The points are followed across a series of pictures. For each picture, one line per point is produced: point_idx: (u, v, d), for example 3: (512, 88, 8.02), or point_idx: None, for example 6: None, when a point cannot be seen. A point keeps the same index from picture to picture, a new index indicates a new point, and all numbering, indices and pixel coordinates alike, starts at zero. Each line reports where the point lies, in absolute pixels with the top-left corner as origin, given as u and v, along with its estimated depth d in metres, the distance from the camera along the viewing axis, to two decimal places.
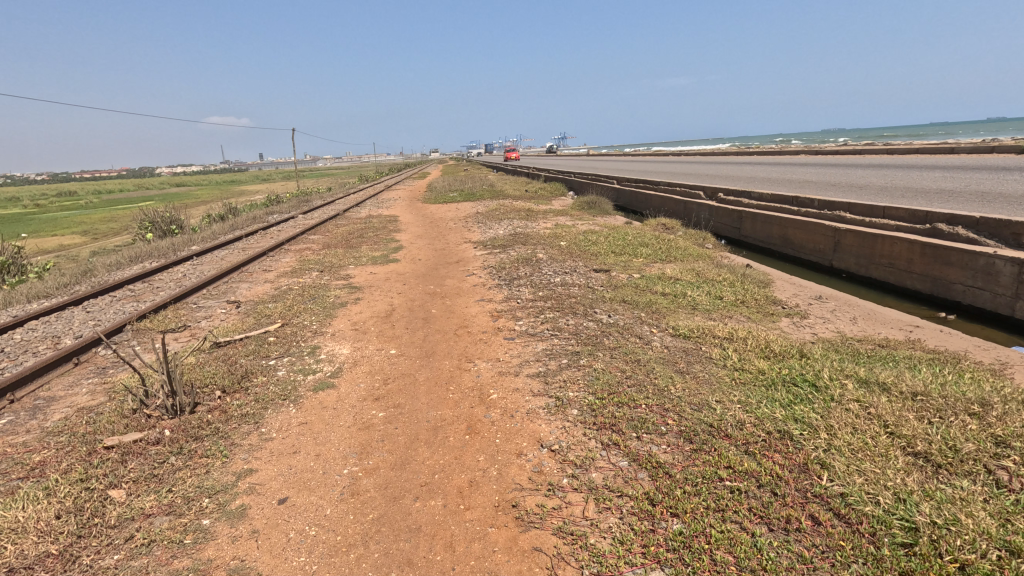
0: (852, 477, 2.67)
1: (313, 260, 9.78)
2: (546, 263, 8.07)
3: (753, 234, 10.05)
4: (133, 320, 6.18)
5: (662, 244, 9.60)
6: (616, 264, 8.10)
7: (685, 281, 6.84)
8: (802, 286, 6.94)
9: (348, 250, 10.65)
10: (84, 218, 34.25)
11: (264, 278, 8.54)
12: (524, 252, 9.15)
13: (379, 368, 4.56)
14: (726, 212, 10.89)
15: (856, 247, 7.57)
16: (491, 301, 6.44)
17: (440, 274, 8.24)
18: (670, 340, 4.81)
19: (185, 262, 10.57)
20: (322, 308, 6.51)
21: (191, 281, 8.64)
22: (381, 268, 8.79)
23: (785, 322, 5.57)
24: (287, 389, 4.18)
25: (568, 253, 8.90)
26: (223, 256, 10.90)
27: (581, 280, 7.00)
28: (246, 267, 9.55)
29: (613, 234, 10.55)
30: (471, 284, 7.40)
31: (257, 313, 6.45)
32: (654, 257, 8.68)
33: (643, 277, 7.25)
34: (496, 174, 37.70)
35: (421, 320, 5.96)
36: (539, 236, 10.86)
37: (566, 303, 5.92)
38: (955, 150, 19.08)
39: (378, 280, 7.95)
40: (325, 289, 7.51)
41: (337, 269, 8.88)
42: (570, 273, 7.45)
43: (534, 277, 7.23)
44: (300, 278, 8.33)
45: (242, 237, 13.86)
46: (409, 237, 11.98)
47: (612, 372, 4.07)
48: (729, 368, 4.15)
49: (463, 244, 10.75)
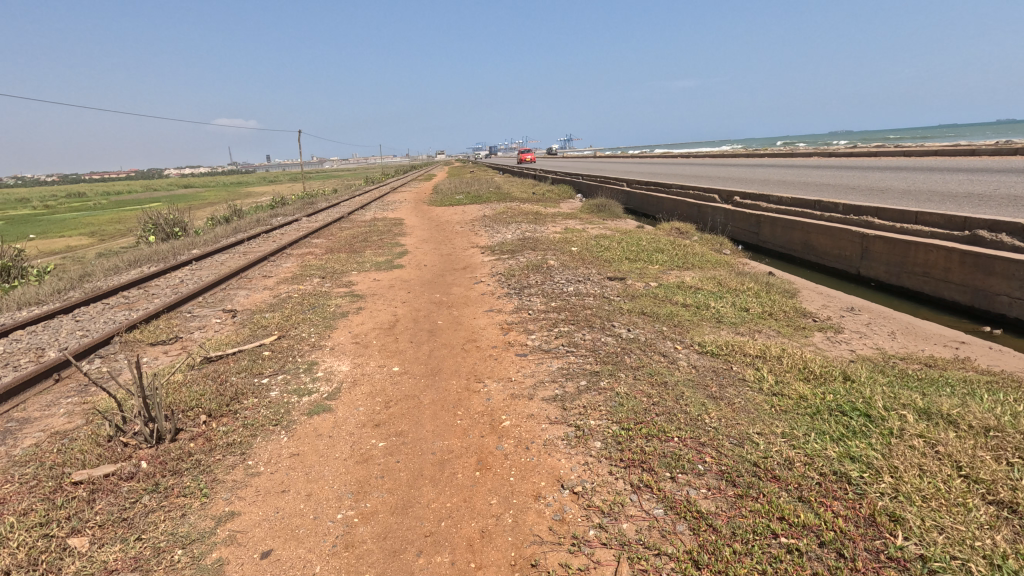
0: (932, 536, 2.27)
1: (315, 265, 9.45)
2: (558, 270, 7.70)
3: (772, 240, 9.63)
4: (122, 330, 5.85)
5: (678, 250, 9.20)
6: (631, 271, 7.71)
7: (707, 291, 6.44)
8: (831, 296, 6.53)
9: (352, 255, 10.32)
10: (89, 219, 34.16)
11: (263, 285, 8.20)
12: (534, 258, 8.77)
13: (380, 389, 4.19)
14: (743, 216, 10.47)
15: (887, 254, 7.14)
16: (501, 312, 6.06)
17: (447, 281, 7.88)
18: (697, 359, 4.41)
19: (184, 267, 10.25)
20: (322, 319, 6.15)
21: (188, 287, 8.32)
22: (385, 275, 8.43)
23: (818, 337, 5.16)
24: (279, 414, 3.81)
25: (580, 259, 8.52)
26: (224, 261, 10.58)
27: (596, 289, 6.61)
28: (246, 272, 9.23)
29: (626, 239, 10.15)
30: (480, 292, 7.04)
31: (253, 324, 6.10)
32: (671, 264, 8.28)
33: (661, 286, 6.86)
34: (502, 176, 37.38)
35: (426, 333, 5.60)
36: (549, 240, 10.49)
37: (581, 315, 5.53)
38: (976, 152, 18.57)
39: (381, 287, 7.60)
40: (326, 297, 7.17)
41: (339, 275, 8.54)
42: (584, 281, 7.07)
43: (546, 286, 6.86)
44: (301, 285, 8.00)
45: (244, 241, 13.55)
46: (415, 242, 11.62)
47: (637, 397, 3.68)
48: (767, 393, 3.75)
49: (471, 249, 10.39)
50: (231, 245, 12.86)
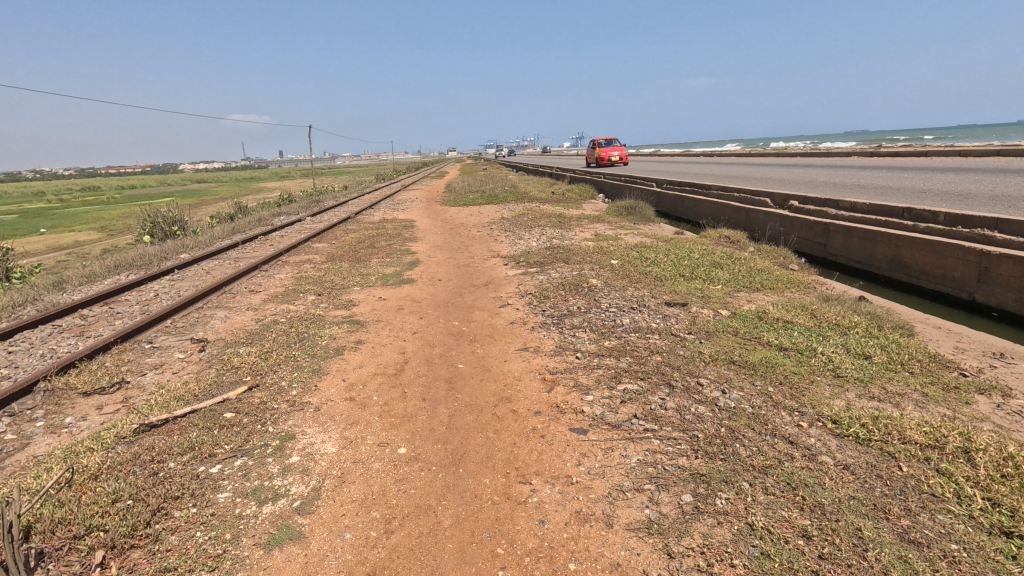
0: None
1: (312, 278, 8.13)
2: (602, 291, 6.30)
3: (847, 252, 8.19)
4: (53, 371, 4.52)
5: (739, 266, 7.76)
6: (692, 296, 6.30)
7: (803, 328, 5.01)
8: (959, 336, 5.09)
9: (355, 264, 9.03)
10: (95, 214, 33.15)
11: (247, 305, 6.87)
12: (568, 274, 7.36)
13: (378, 495, 2.83)
14: (808, 224, 9.02)
15: (1017, 278, 5.67)
16: (539, 354, 4.68)
17: (466, 303, 6.53)
18: (842, 451, 3.00)
19: (164, 276, 8.95)
20: (309, 359, 4.81)
21: (161, 305, 7.02)
22: (392, 293, 7.08)
23: (985, 403, 3.72)
24: (220, 547, 2.46)
25: (625, 276, 7.10)
26: (211, 270, 9.27)
27: (657, 321, 5.20)
28: (231, 286, 7.92)
29: (674, 251, 8.72)
30: (508, 321, 5.67)
31: (222, 365, 4.77)
32: (736, 286, 6.85)
33: (738, 319, 5.43)
34: (520, 173, 35.82)
35: (443, 384, 4.22)
36: (581, 250, 9.09)
37: (650, 366, 4.13)
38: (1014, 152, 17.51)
39: (388, 311, 6.27)
40: (319, 324, 5.83)
41: (337, 292, 7.20)
42: (639, 307, 5.67)
43: (592, 314, 5.47)
44: (291, 306, 6.69)
45: (239, 245, 12.23)
46: (427, 249, 10.31)
47: (788, 539, 2.29)
48: (994, 532, 2.33)
49: (491, 259, 9.04)
50: (222, 249, 11.52)
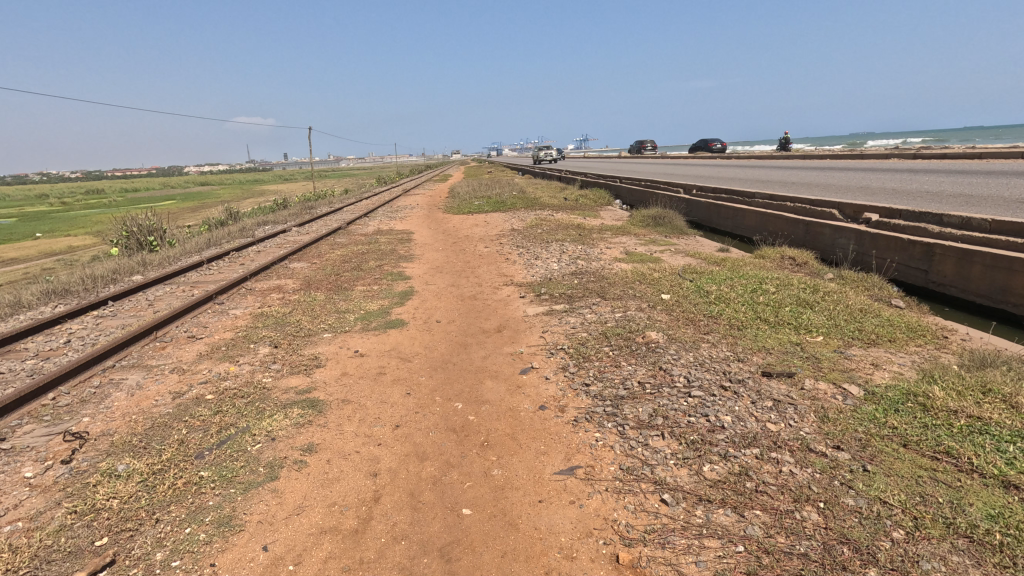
0: None
1: (274, 317, 6.30)
2: (667, 352, 4.44)
3: (963, 283, 6.32)
4: None
5: (834, 304, 5.88)
6: (794, 360, 4.43)
7: (1012, 435, 3.12)
8: None
9: (332, 296, 7.18)
10: (92, 218, 31.78)
11: (174, 364, 5.03)
12: (608, 317, 5.52)
13: None
14: (903, 245, 7.14)
15: None
16: (598, 492, 2.83)
17: (472, 365, 4.68)
18: None
19: (91, 312, 7.08)
20: (222, 490, 2.97)
21: (60, 362, 5.17)
22: (373, 345, 5.24)
23: None
24: None
25: (688, 322, 5.26)
26: (157, 302, 7.49)
27: (771, 418, 3.34)
28: (167, 330, 6.06)
29: (737, 280, 6.86)
30: (537, 407, 3.82)
31: (79, 500, 2.92)
32: (842, 339, 4.98)
33: (888, 410, 3.55)
34: (508, 175, 37.57)
35: (436, 571, 2.36)
36: (617, 277, 7.23)
37: (814, 546, 2.27)
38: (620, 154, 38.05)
39: (362, 381, 4.43)
40: (257, 404, 4.00)
41: (300, 343, 5.37)
42: (731, 386, 3.81)
43: (665, 400, 3.62)
44: (233, 367, 4.85)
45: (208, 263, 10.49)
46: (423, 272, 8.51)
47: None
48: None
49: (502, 289, 7.21)
50: (186, 268, 9.76)
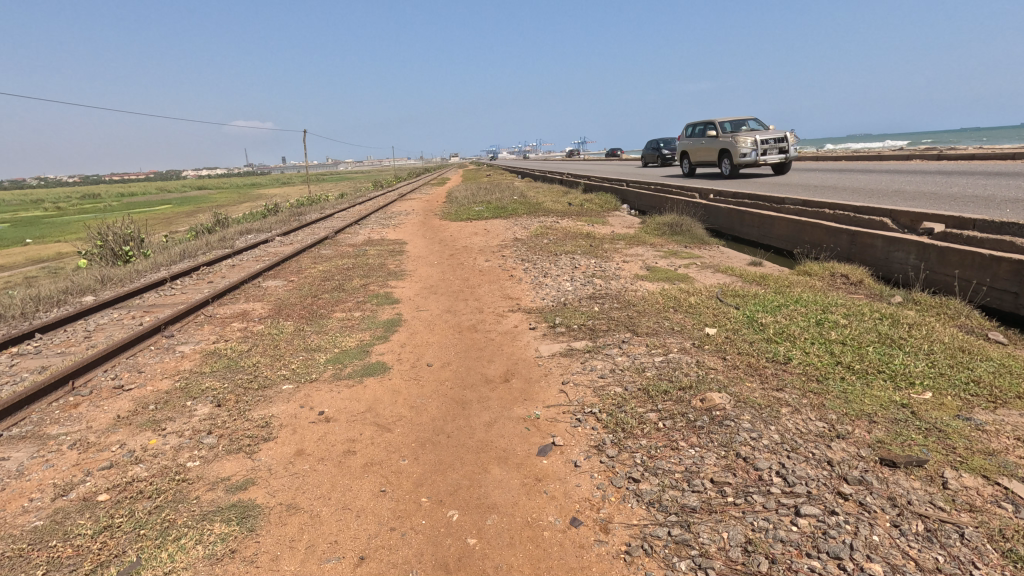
0: None
1: (227, 358, 5.07)
2: (739, 427, 3.21)
3: None
4: None
5: (929, 342, 4.65)
6: (914, 437, 3.20)
7: None
8: None
9: (303, 327, 5.96)
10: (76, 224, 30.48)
11: (78, 433, 3.80)
12: (647, 364, 4.30)
13: None
14: (987, 263, 5.93)
15: None
16: None
17: (473, 440, 3.45)
18: None
19: (12, 348, 5.85)
20: None
21: None
22: (343, 405, 4.01)
23: None
24: None
25: (754, 374, 4.04)
26: (95, 334, 6.24)
27: (941, 566, 2.13)
28: (89, 378, 4.80)
29: (795, 307, 5.64)
30: (569, 525, 2.60)
31: None
32: (960, 397, 3.77)
33: None
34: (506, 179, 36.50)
35: None
36: (648, 304, 6.01)
37: None
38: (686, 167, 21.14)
39: (320, 468, 3.20)
40: (164, 514, 2.78)
41: (250, 401, 4.14)
42: (849, 493, 2.58)
43: (766, 525, 2.41)
44: (152, 442, 3.61)
45: (173, 282, 9.22)
46: (415, 294, 7.31)
47: None
48: None
49: (509, 318, 5.98)
50: (144, 288, 8.48)
